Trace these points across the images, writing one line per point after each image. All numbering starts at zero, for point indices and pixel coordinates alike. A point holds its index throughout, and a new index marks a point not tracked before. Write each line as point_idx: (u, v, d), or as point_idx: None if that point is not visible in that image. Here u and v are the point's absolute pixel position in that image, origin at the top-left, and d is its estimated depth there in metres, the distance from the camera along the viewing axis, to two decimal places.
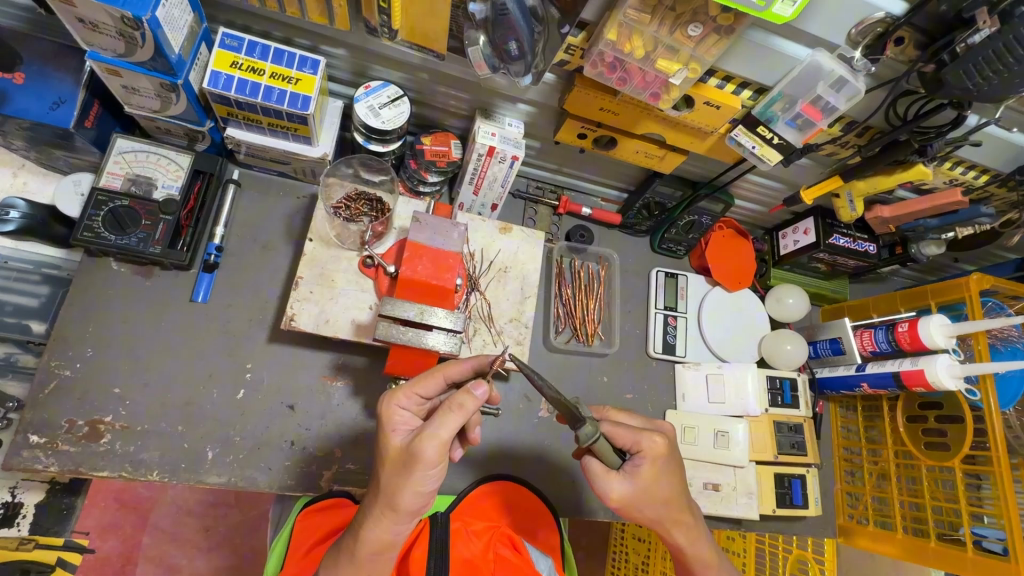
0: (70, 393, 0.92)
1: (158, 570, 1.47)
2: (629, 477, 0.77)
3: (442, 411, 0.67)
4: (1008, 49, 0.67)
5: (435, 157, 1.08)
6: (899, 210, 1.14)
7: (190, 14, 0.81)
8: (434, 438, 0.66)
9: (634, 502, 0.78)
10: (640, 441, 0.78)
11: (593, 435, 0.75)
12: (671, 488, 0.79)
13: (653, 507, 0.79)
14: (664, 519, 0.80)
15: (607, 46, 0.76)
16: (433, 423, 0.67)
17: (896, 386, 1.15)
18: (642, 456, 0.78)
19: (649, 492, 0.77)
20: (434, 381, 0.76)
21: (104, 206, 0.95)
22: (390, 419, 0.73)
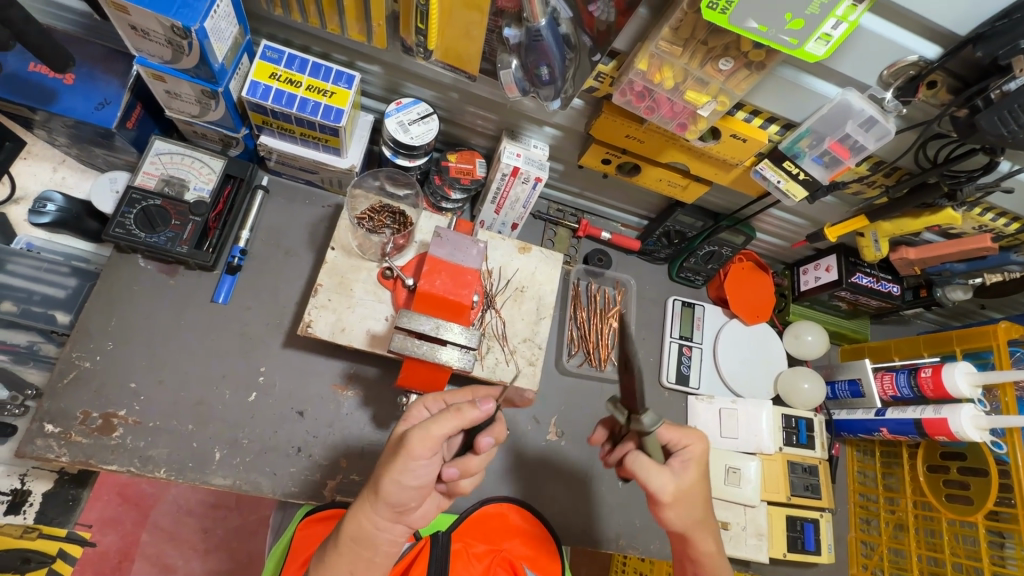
0: (87, 385, 0.94)
1: (153, 570, 1.46)
2: (676, 473, 0.78)
3: (442, 412, 0.70)
4: None
5: (459, 174, 1.10)
6: (926, 252, 1.12)
7: (236, 27, 0.84)
8: (432, 435, 0.67)
9: (679, 500, 0.78)
10: (688, 441, 0.81)
11: (651, 427, 0.73)
12: (710, 492, 0.80)
13: (691, 510, 0.78)
14: (699, 526, 0.79)
15: (637, 75, 0.77)
16: (433, 420, 0.68)
17: (918, 434, 1.13)
18: (686, 453, 0.80)
19: (688, 491, 0.78)
20: (454, 424, 0.69)
21: (137, 205, 0.98)
22: (396, 423, 0.73)
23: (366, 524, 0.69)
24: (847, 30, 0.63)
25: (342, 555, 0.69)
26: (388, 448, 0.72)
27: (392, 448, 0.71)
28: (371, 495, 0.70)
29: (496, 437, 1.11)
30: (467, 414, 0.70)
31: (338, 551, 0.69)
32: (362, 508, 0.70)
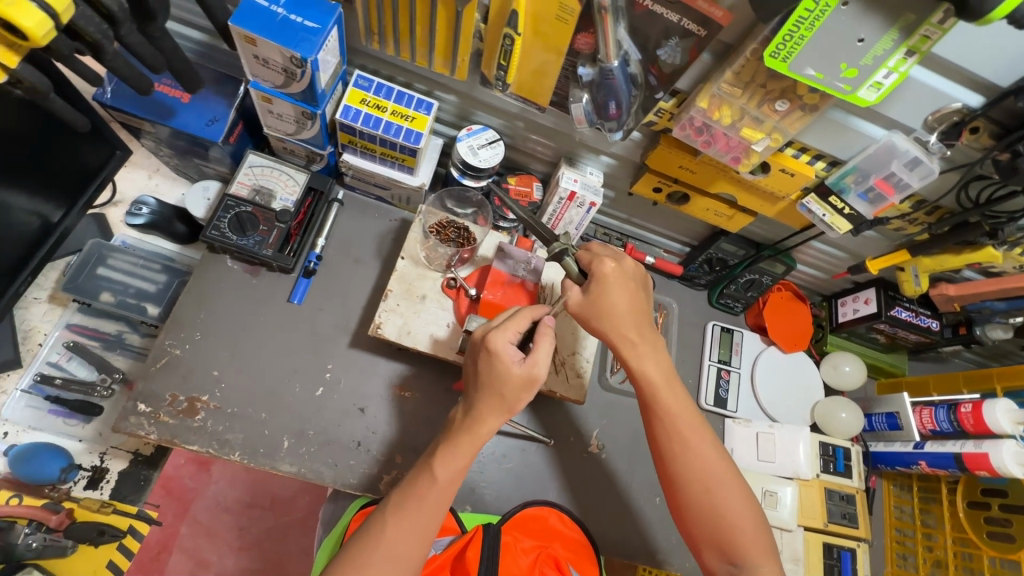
0: (176, 370, 1.03)
1: (188, 564, 1.43)
2: (581, 285, 0.88)
3: (539, 338, 0.85)
4: None
5: (518, 197, 1.19)
6: (965, 289, 1.15)
7: (338, 58, 0.96)
8: (540, 360, 0.85)
9: (586, 307, 0.88)
10: (594, 257, 0.89)
11: (559, 249, 0.91)
12: (629, 298, 0.88)
13: (602, 317, 0.87)
14: (616, 313, 0.87)
15: (697, 112, 0.85)
16: (540, 350, 0.85)
17: (957, 468, 1.14)
18: (593, 270, 0.88)
19: (603, 280, 0.87)
20: (529, 319, 0.88)
21: (231, 210, 1.08)
22: (501, 350, 0.83)
23: (476, 433, 0.85)
24: (898, 79, 0.69)
25: (459, 456, 0.85)
26: (494, 368, 0.84)
27: (498, 369, 0.83)
28: (488, 410, 0.85)
29: (540, 445, 1.16)
30: (529, 311, 0.89)
31: (452, 451, 0.85)
32: (477, 420, 0.85)
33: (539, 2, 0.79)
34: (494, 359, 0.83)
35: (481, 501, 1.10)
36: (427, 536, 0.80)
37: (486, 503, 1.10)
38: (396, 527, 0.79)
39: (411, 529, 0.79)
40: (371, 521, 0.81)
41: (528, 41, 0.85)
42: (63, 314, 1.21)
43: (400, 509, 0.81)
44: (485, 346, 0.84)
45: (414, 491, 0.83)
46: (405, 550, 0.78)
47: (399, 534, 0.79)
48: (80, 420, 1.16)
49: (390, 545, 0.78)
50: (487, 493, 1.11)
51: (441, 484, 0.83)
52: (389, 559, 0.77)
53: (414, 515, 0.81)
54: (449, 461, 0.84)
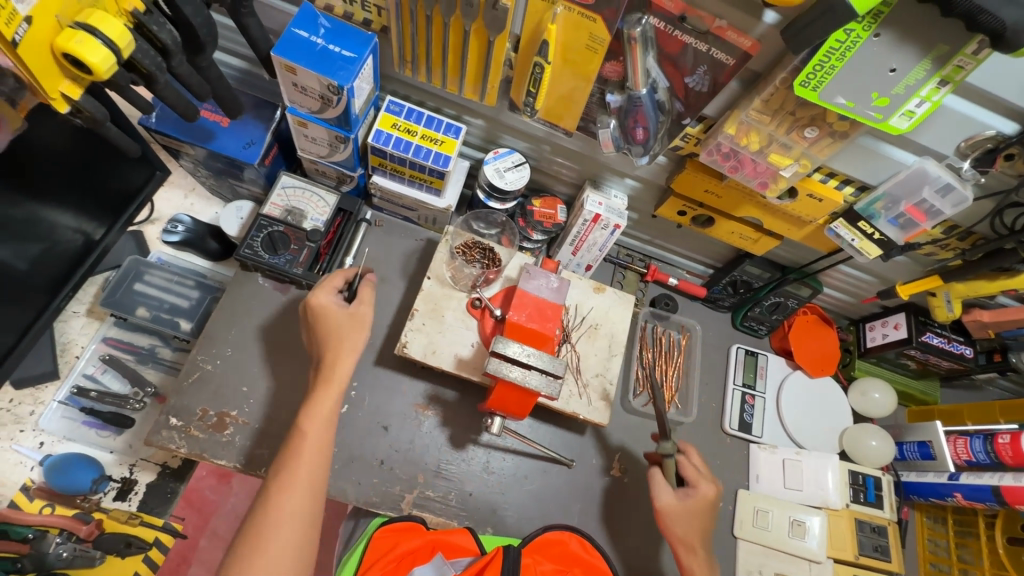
0: (206, 386, 1.05)
1: None
2: (680, 495, 0.98)
3: (359, 285, 1.00)
4: None
5: (542, 218, 1.20)
6: (1000, 315, 1.13)
7: (372, 84, 0.99)
8: (363, 300, 0.98)
9: (673, 511, 0.97)
10: (698, 480, 0.99)
11: (670, 449, 1.01)
12: (696, 525, 0.98)
13: (688, 522, 0.97)
14: (693, 539, 0.98)
15: (725, 138, 0.86)
16: (363, 290, 0.98)
17: (996, 502, 1.10)
18: (693, 489, 0.99)
19: (689, 510, 0.97)
20: (344, 274, 1.00)
21: (264, 230, 1.12)
22: (324, 303, 0.95)
23: (329, 381, 0.91)
24: (930, 108, 0.69)
25: (320, 408, 0.89)
26: (321, 321, 0.94)
27: (324, 314, 0.95)
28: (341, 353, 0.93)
29: (562, 468, 1.16)
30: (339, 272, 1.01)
31: (313, 406, 0.89)
32: (330, 366, 0.92)
33: (569, 33, 0.81)
34: (322, 312, 0.94)
35: (503, 522, 1.09)
36: (316, 492, 0.83)
37: (507, 525, 1.09)
38: (281, 490, 0.80)
39: (297, 488, 0.81)
40: (262, 492, 0.82)
41: (558, 68, 0.87)
42: (101, 327, 1.25)
43: (284, 477, 0.82)
44: (310, 306, 0.95)
45: (289, 459, 0.84)
46: (300, 512, 0.80)
47: (291, 495, 0.80)
48: (112, 432, 1.19)
49: (286, 509, 0.79)
50: (509, 515, 1.10)
51: (311, 437, 0.86)
52: (287, 520, 0.79)
53: (297, 473, 0.82)
54: (314, 420, 0.88)
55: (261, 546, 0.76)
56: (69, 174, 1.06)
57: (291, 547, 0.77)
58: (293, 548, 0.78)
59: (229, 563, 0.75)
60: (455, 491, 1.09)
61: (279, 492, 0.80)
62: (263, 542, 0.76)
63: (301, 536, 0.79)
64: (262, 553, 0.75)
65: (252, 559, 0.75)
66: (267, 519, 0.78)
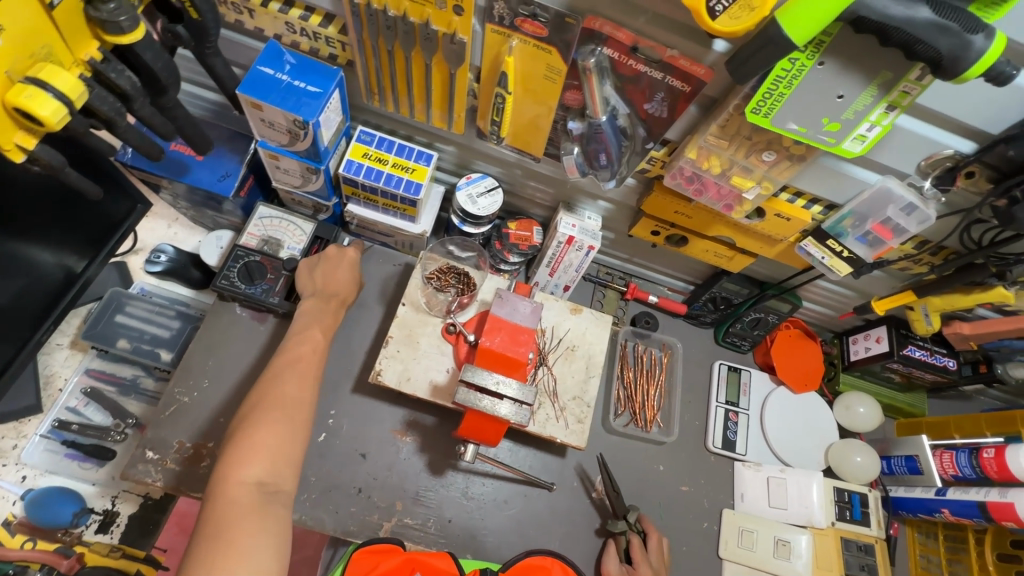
0: (183, 418, 1.05)
1: None
2: (622, 571, 1.05)
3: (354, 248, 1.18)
4: None
5: (518, 241, 1.21)
6: (980, 327, 1.12)
7: (341, 116, 1.00)
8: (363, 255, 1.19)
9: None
10: (639, 563, 1.04)
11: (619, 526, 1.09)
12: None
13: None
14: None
15: (686, 162, 0.86)
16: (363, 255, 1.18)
17: (983, 518, 1.08)
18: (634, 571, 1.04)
19: None
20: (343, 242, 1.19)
21: (241, 260, 1.13)
22: (335, 250, 1.14)
23: (323, 325, 1.05)
24: (881, 132, 0.70)
25: (301, 351, 0.98)
26: (328, 270, 1.12)
27: (329, 252, 1.14)
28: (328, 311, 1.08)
29: (543, 491, 1.15)
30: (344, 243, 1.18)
31: (290, 354, 0.97)
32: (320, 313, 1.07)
33: (527, 63, 0.82)
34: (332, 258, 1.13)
35: (482, 548, 1.09)
36: (302, 406, 0.89)
37: (487, 551, 1.08)
38: (268, 403, 0.87)
39: (282, 404, 0.88)
40: (243, 410, 0.88)
41: (519, 97, 0.88)
42: (83, 359, 1.26)
43: (267, 395, 0.88)
44: (321, 257, 1.13)
45: (272, 381, 0.91)
46: (287, 415, 0.86)
47: (277, 408, 0.87)
48: (94, 464, 1.19)
49: (274, 416, 0.85)
50: (488, 541, 1.09)
51: (295, 367, 0.94)
52: (275, 425, 0.84)
53: (281, 396, 0.88)
54: (292, 357, 0.96)
55: (250, 444, 0.82)
56: (53, 211, 1.08)
57: (279, 445, 0.83)
58: (281, 446, 0.83)
59: (222, 462, 0.81)
60: (434, 518, 1.08)
61: (264, 404, 0.87)
62: (253, 442, 0.82)
63: (290, 438, 0.85)
64: (254, 450, 0.81)
65: (243, 455, 0.80)
66: (254, 426, 0.84)
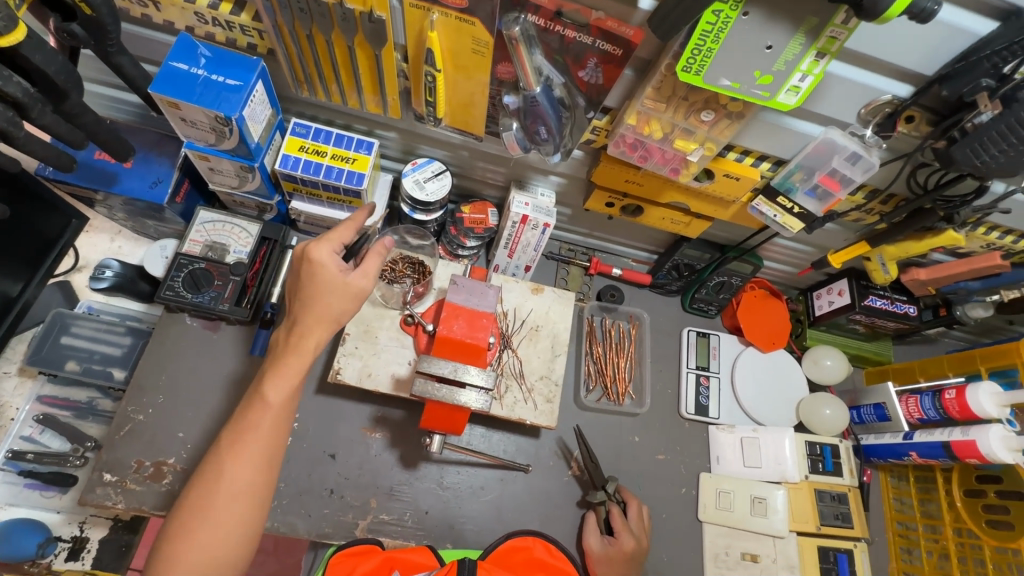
0: (141, 436, 1.02)
1: None
2: (604, 542, 1.05)
3: (369, 251, 0.87)
4: (1012, 128, 0.69)
5: (473, 224, 1.18)
6: (936, 272, 1.12)
7: (270, 109, 0.96)
8: (363, 270, 0.85)
9: (595, 560, 1.05)
10: (620, 531, 1.04)
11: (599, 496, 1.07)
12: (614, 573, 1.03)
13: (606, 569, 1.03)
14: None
15: (627, 129, 0.84)
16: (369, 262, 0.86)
17: (949, 458, 1.10)
18: (616, 540, 1.04)
19: (609, 557, 1.04)
20: (351, 231, 0.87)
21: (185, 268, 1.09)
22: (322, 259, 0.82)
23: (301, 349, 0.83)
24: (814, 81, 0.68)
25: (290, 376, 0.82)
26: (312, 277, 0.83)
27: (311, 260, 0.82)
28: (314, 323, 0.83)
29: (520, 474, 1.14)
30: (351, 222, 0.87)
31: (280, 374, 0.82)
32: (302, 336, 0.83)
33: (452, 38, 0.78)
34: (315, 270, 0.82)
35: (462, 536, 1.08)
36: (268, 468, 0.79)
37: (467, 538, 1.08)
38: (235, 459, 0.77)
39: (249, 460, 0.77)
40: (213, 454, 0.78)
41: (450, 75, 0.85)
42: (33, 386, 1.21)
43: (236, 445, 0.78)
44: (307, 261, 0.83)
45: (245, 428, 0.79)
46: (247, 486, 0.77)
47: (240, 468, 0.77)
48: (56, 492, 1.16)
49: (232, 483, 0.76)
50: (468, 528, 1.09)
51: (274, 407, 0.81)
52: (233, 497, 0.76)
53: (251, 450, 0.78)
54: (280, 383, 0.82)
55: (204, 522, 0.74)
56: None
57: (231, 522, 0.75)
58: (236, 527, 0.76)
59: (199, 490, 0.77)
60: (412, 512, 1.07)
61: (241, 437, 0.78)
62: (207, 510, 0.75)
63: (244, 521, 0.76)
64: (207, 522, 0.74)
65: (194, 533, 0.74)
66: (212, 489, 0.75)
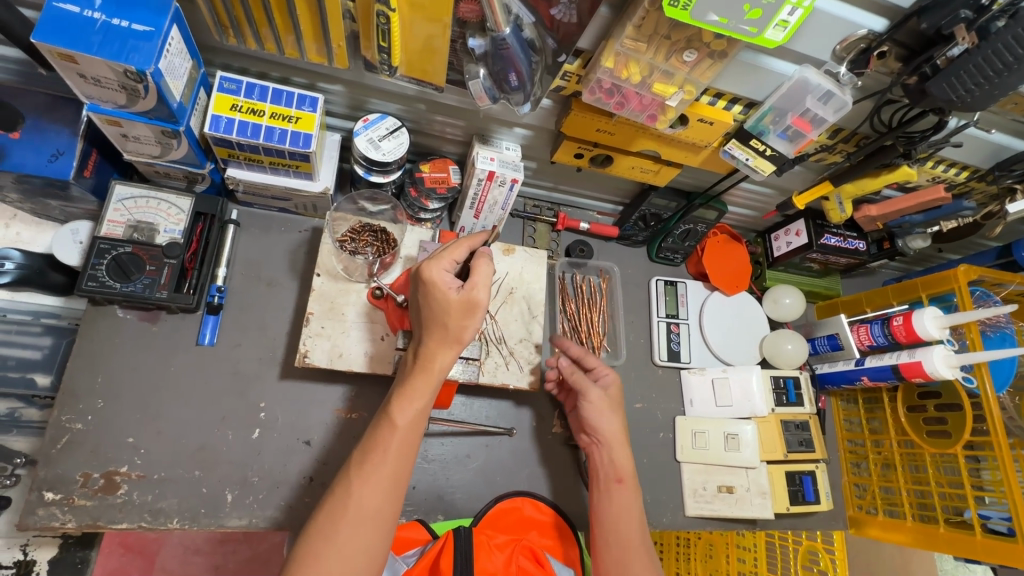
0: (82, 447, 0.91)
1: None
2: (598, 390, 1.02)
3: (475, 257, 0.82)
4: (998, 53, 0.68)
5: (435, 184, 1.10)
6: (886, 208, 1.17)
7: (189, 61, 0.81)
8: (479, 279, 0.80)
9: (599, 403, 1.01)
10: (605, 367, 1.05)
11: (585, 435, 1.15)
12: (616, 424, 1.00)
13: (606, 413, 1.00)
14: (611, 428, 0.98)
15: (604, 73, 0.78)
16: (479, 273, 0.80)
17: (895, 379, 1.19)
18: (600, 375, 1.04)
19: (607, 402, 1.01)
20: (466, 250, 0.84)
21: (107, 254, 0.94)
22: (435, 277, 0.78)
23: (428, 372, 0.80)
24: (803, 15, 0.65)
25: (417, 399, 0.79)
26: (431, 297, 0.79)
27: (476, 269, 0.80)
28: (435, 344, 0.80)
29: (504, 438, 1.13)
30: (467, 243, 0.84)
31: (408, 396, 0.79)
32: (427, 358, 0.79)
33: None
34: (431, 288, 0.78)
35: (453, 506, 1.07)
36: (397, 494, 0.76)
37: (458, 507, 1.07)
38: (362, 485, 0.74)
39: (379, 483, 0.75)
40: (342, 475, 0.77)
41: (406, 15, 0.75)
42: None
43: (364, 467, 0.76)
44: (422, 279, 0.80)
45: (374, 446, 0.78)
46: (376, 511, 0.74)
47: (369, 491, 0.74)
48: None
49: (360, 507, 0.73)
50: (458, 498, 1.07)
51: (402, 432, 0.78)
52: (360, 522, 0.73)
53: (379, 473, 0.75)
54: (407, 405, 0.79)
55: (331, 550, 0.70)
56: None
57: (360, 550, 0.72)
58: (361, 557, 0.72)
59: (325, 508, 0.75)
60: None
61: (370, 454, 0.77)
62: (335, 533, 0.72)
63: (369, 552, 0.72)
64: (334, 548, 0.71)
65: (317, 562, 0.70)
66: (341, 510, 0.73)
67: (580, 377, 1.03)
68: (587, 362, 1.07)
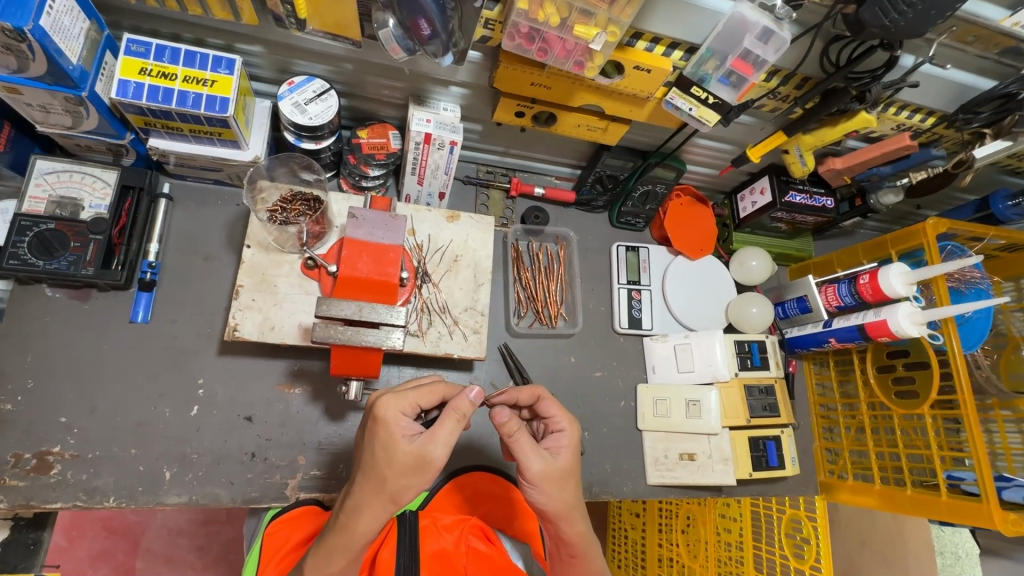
0: (13, 427, 0.90)
1: (157, 565, 1.50)
2: (543, 464, 0.78)
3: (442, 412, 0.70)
4: None
5: (373, 150, 1.05)
6: (850, 160, 1.11)
7: (85, 22, 0.78)
8: (438, 439, 0.69)
9: (546, 481, 0.78)
10: (528, 458, 0.77)
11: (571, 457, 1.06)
12: (568, 502, 0.80)
13: (556, 493, 0.78)
14: (569, 508, 0.80)
15: (519, 16, 0.73)
16: (443, 428, 0.69)
17: (863, 339, 1.15)
18: (524, 472, 0.78)
19: (548, 484, 0.78)
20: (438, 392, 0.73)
21: (29, 231, 0.91)
22: (387, 418, 0.68)
23: (348, 531, 0.69)
24: None
25: (333, 560, 0.70)
26: (375, 439, 0.68)
27: (437, 433, 0.69)
28: (364, 496, 0.68)
29: None
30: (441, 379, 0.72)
31: (325, 554, 0.70)
32: (351, 512, 0.69)
33: None
34: (380, 429, 0.67)
35: None
36: None
37: None
38: None
39: None
40: None
41: None
42: None
43: None
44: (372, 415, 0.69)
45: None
46: None
47: None
48: None
49: None
50: None
51: None
52: None
53: None
54: (322, 562, 0.70)
55: None
56: None
57: None
58: None
59: None
60: (344, 462, 1.01)
61: None
62: None
63: None
64: None
65: None
66: None
67: (521, 449, 0.77)
68: (541, 407, 0.86)
